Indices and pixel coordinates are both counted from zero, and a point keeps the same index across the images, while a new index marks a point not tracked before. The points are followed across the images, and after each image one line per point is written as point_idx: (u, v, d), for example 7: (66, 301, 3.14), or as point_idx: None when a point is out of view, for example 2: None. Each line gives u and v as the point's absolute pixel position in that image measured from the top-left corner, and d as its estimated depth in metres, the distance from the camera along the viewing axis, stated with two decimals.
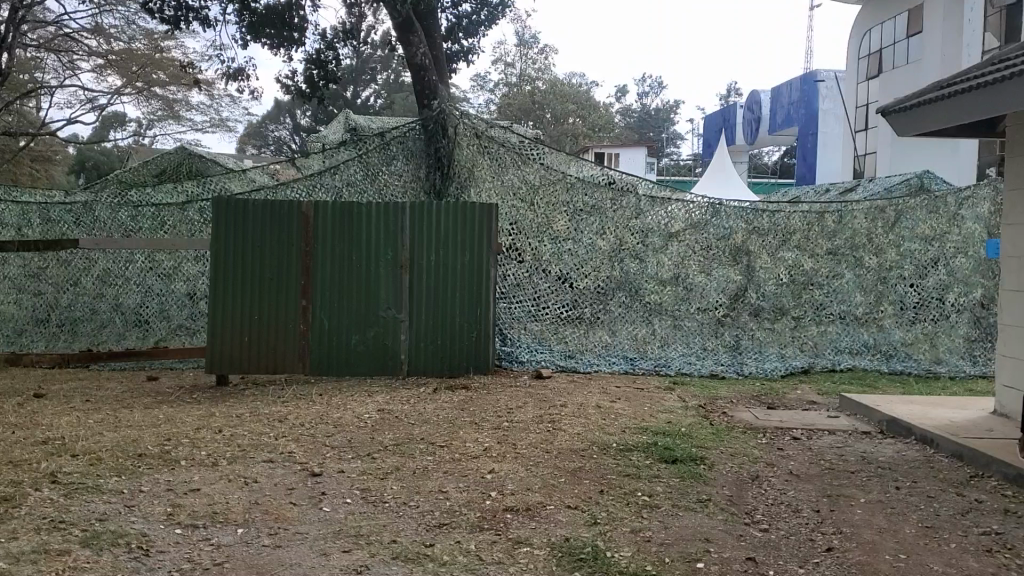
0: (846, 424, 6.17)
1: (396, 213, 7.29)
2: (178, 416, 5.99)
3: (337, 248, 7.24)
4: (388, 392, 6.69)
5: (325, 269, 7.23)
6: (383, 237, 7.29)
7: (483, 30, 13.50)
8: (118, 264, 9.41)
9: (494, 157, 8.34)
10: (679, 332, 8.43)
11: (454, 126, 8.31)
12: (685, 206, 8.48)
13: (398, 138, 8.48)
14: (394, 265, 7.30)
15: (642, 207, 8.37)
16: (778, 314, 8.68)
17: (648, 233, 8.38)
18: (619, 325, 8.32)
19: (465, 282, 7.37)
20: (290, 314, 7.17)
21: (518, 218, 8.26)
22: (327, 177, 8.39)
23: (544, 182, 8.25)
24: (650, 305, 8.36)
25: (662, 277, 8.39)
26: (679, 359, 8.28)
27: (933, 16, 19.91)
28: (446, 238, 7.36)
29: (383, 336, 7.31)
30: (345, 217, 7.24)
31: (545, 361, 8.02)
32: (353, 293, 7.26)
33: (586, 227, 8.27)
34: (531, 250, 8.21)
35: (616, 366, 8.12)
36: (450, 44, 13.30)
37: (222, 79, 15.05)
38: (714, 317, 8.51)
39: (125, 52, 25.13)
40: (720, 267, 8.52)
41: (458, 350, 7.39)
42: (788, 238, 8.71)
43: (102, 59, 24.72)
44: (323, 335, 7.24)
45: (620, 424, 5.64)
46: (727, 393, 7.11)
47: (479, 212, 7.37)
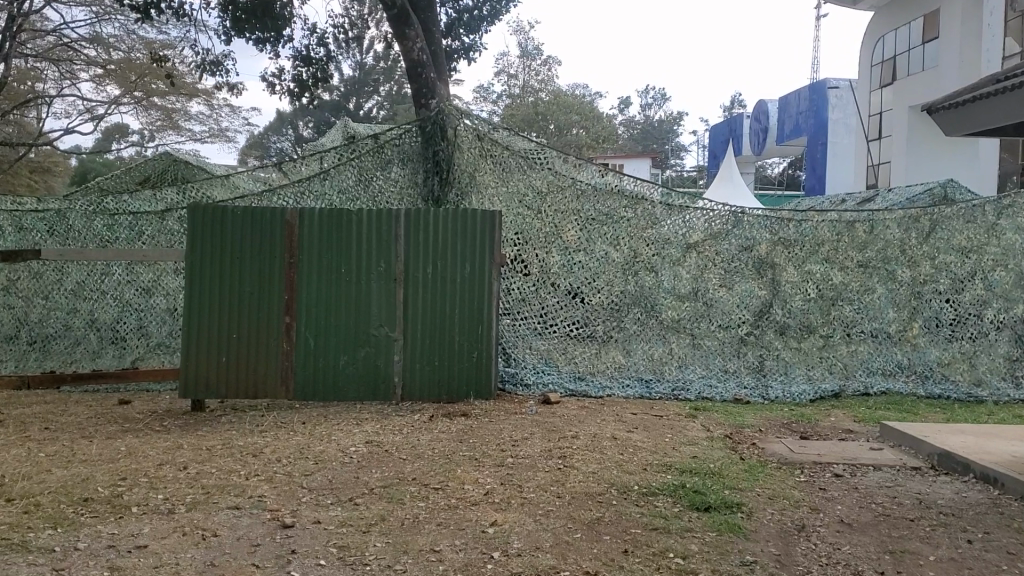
0: (892, 458, 5.50)
1: (390, 221, 6.64)
2: (141, 448, 5.32)
3: (325, 260, 6.59)
4: (380, 420, 6.04)
5: (312, 282, 6.58)
6: (375, 247, 6.64)
7: (485, 26, 12.88)
8: (93, 276, 8.76)
9: (497, 160, 7.61)
10: (698, 351, 7.78)
11: (453, 126, 7.60)
12: (705, 215, 7.84)
13: (393, 139, 7.80)
14: (388, 278, 6.64)
15: (659, 216, 7.73)
16: (804, 332, 8.02)
17: (666, 245, 7.73)
18: (633, 345, 7.66)
19: (465, 297, 6.70)
20: (272, 333, 6.51)
21: (525, 226, 7.56)
22: (316, 182, 7.75)
23: (553, 188, 7.59)
24: (668, 323, 7.71)
25: (680, 291, 7.73)
26: (699, 382, 7.64)
27: (951, 21, 19.24)
28: (445, 250, 6.70)
29: (375, 357, 6.64)
30: (334, 226, 6.60)
31: (554, 384, 7.32)
32: (342, 309, 6.60)
33: (599, 237, 7.63)
34: (539, 262, 7.53)
35: (631, 390, 7.45)
36: (449, 42, 12.72)
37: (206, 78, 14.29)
38: (736, 335, 7.87)
39: (125, 62, 24.60)
40: (742, 281, 7.89)
41: (457, 373, 6.70)
42: (816, 250, 8.07)
43: (101, 68, 24.17)
44: (308, 355, 6.57)
45: (640, 460, 4.97)
46: (754, 421, 6.45)
47: (480, 219, 6.71)
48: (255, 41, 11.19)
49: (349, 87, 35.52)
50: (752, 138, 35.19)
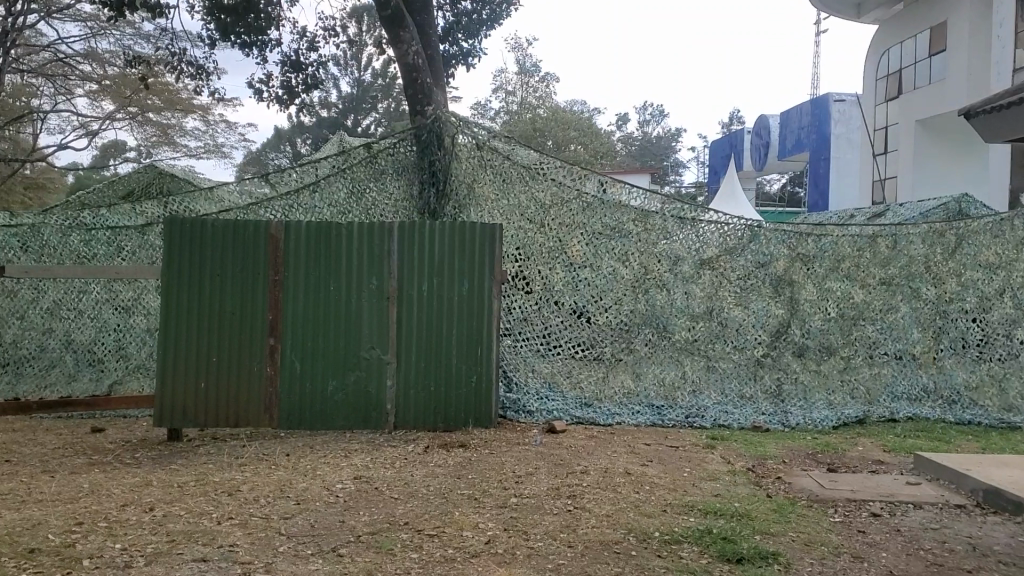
0: (931, 494, 5.00)
1: (382, 234, 6.16)
2: (106, 485, 4.82)
3: (312, 276, 6.11)
4: (371, 452, 5.55)
5: (298, 301, 6.10)
6: (366, 262, 6.15)
7: (485, 30, 12.45)
8: (70, 294, 8.26)
9: (498, 171, 7.14)
10: (713, 375, 7.29)
11: (450, 136, 7.13)
12: (718, 229, 7.35)
13: (388, 150, 7.33)
14: (380, 296, 6.15)
15: (670, 229, 7.25)
16: (824, 354, 7.54)
17: (677, 261, 7.26)
18: (643, 368, 7.17)
19: (464, 316, 6.20)
20: (255, 356, 6.04)
21: (527, 241, 7.08)
22: (304, 195, 7.28)
23: (557, 200, 7.11)
24: (680, 344, 7.23)
25: (693, 311, 7.25)
26: (714, 407, 7.16)
27: (958, 33, 18.81)
28: (442, 265, 6.20)
29: (366, 382, 6.14)
30: (322, 240, 6.12)
31: (559, 411, 6.83)
32: (331, 330, 6.11)
33: (606, 253, 7.15)
34: (542, 279, 7.05)
35: (641, 417, 6.96)
36: (446, 47, 12.29)
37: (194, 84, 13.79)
38: (752, 358, 7.38)
39: (120, 77, 24.16)
40: (759, 299, 7.40)
41: (455, 399, 6.20)
42: (836, 266, 7.60)
43: (96, 84, 23.81)
44: (293, 380, 6.09)
45: (658, 499, 4.47)
46: (776, 452, 5.95)
47: (480, 232, 6.23)
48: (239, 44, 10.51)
49: (347, 104, 35.17)
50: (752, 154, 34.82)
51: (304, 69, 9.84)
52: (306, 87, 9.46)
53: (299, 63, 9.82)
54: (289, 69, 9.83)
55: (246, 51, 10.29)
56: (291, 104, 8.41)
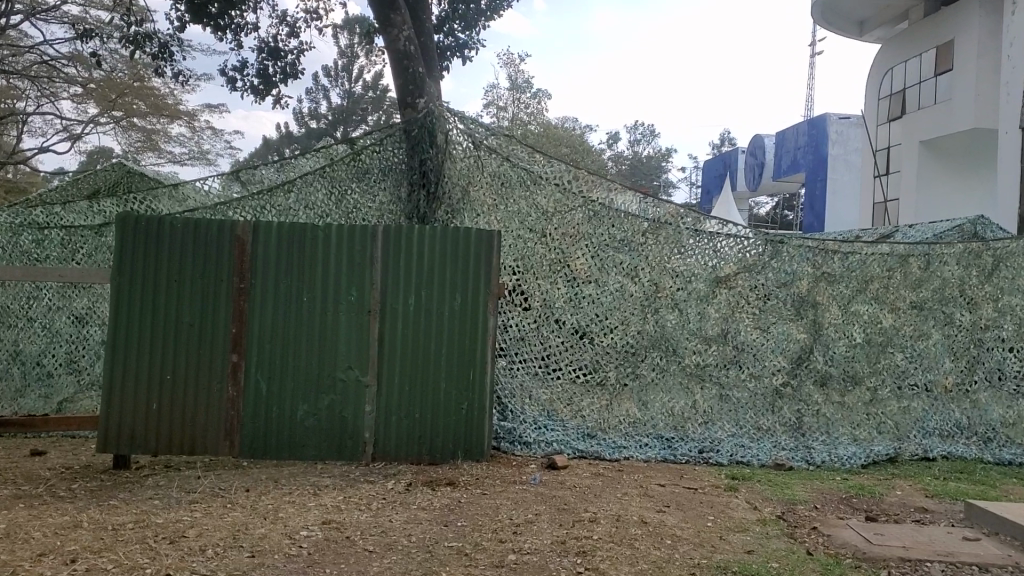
0: (995, 552, 4.32)
1: (364, 239, 5.41)
2: (26, 526, 4.05)
3: (282, 285, 5.38)
4: (344, 489, 4.80)
5: (267, 313, 5.37)
6: (346, 270, 5.40)
7: (485, 20, 11.78)
8: (19, 301, 7.49)
9: (495, 173, 6.42)
10: (727, 405, 6.59)
11: (443, 132, 6.42)
12: (737, 243, 6.63)
13: (374, 147, 6.58)
14: (360, 309, 5.40)
15: (686, 243, 6.52)
16: (849, 384, 6.85)
17: (693, 278, 6.52)
18: (650, 396, 6.44)
19: (455, 334, 5.46)
20: (215, 375, 5.33)
21: (526, 252, 6.36)
22: (280, 195, 6.56)
23: (561, 207, 6.39)
24: (692, 370, 6.51)
25: (707, 334, 6.53)
26: (730, 441, 6.46)
27: (965, 52, 18.12)
28: (431, 275, 5.45)
29: (342, 406, 5.39)
30: (296, 243, 5.38)
31: (559, 443, 6.10)
32: (303, 347, 5.38)
33: (613, 267, 6.41)
34: (542, 294, 6.31)
35: (651, 451, 6.26)
36: (440, 38, 11.65)
37: (171, 75, 13.03)
38: (771, 387, 6.67)
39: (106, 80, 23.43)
40: (780, 322, 6.70)
41: (442, 428, 5.44)
42: (864, 288, 6.91)
43: (81, 87, 23.11)
44: (258, 403, 5.36)
45: (684, 558, 3.76)
46: (807, 496, 5.25)
47: (476, 239, 5.49)
48: (213, 29, 9.79)
49: (337, 115, 34.58)
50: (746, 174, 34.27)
51: (283, 57, 9.14)
52: (284, 76, 8.75)
53: (278, 51, 9.12)
54: (267, 56, 9.12)
55: (221, 37, 9.56)
56: (267, 95, 7.71)
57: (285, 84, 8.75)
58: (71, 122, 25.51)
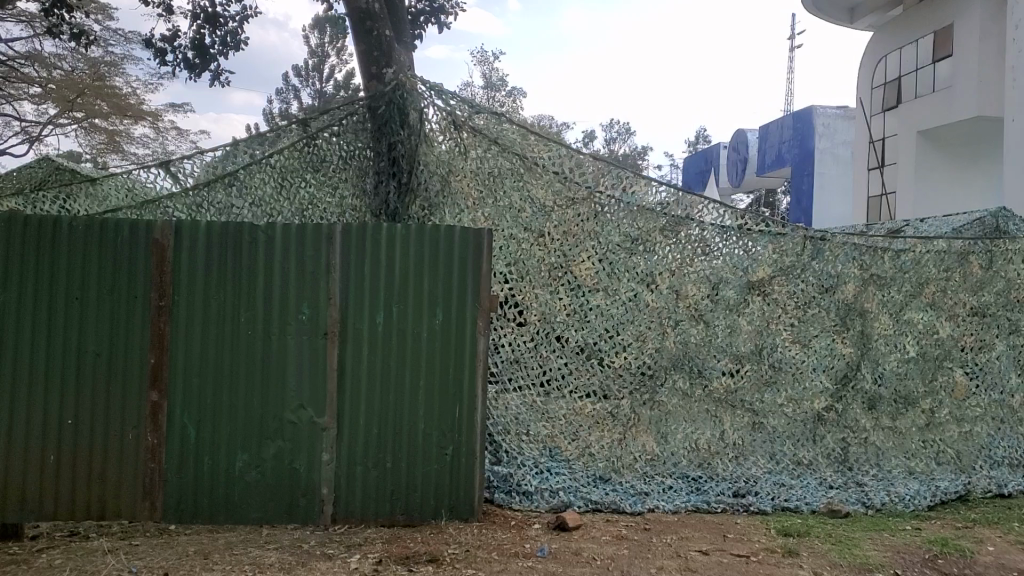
0: None
1: (318, 241, 4.25)
2: None
3: (213, 302, 4.21)
4: (294, 572, 3.65)
5: (194, 338, 4.21)
6: (294, 282, 4.23)
7: None
8: None
9: (483, 159, 5.19)
10: (761, 435, 5.50)
11: (417, 109, 5.11)
12: (771, 242, 5.52)
13: (333, 132, 5.30)
14: (313, 330, 4.24)
15: (711, 241, 5.39)
16: (902, 406, 5.83)
17: (721, 284, 5.40)
18: (671, 428, 5.31)
19: (435, 361, 4.30)
20: (129, 418, 4.19)
21: (521, 255, 5.14)
22: (217, 189, 5.34)
23: (565, 200, 5.19)
24: (721, 395, 5.41)
25: (739, 351, 5.43)
26: (767, 480, 5.38)
27: (966, 37, 17.02)
28: (403, 286, 4.29)
29: (292, 455, 4.24)
30: (231, 248, 4.23)
31: (568, 493, 4.89)
32: (241, 380, 4.22)
33: (624, 272, 5.23)
34: (540, 307, 5.11)
35: (680, 497, 5.06)
36: (411, 3, 10.53)
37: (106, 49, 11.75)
38: (813, 412, 5.61)
39: (68, 79, 22.09)
40: (823, 334, 5.65)
41: (421, 480, 4.30)
42: (920, 291, 5.90)
43: (39, 87, 21.62)
44: (186, 453, 4.22)
45: None
46: (883, 558, 4.17)
47: (461, 239, 4.33)
48: None
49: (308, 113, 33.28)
50: (727, 169, 33.33)
51: (222, 25, 7.99)
52: (224, 48, 7.57)
53: (217, 17, 7.96)
54: (204, 23, 7.97)
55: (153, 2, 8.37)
56: (201, 70, 6.62)
57: (224, 55, 7.61)
58: (27, 125, 23.92)
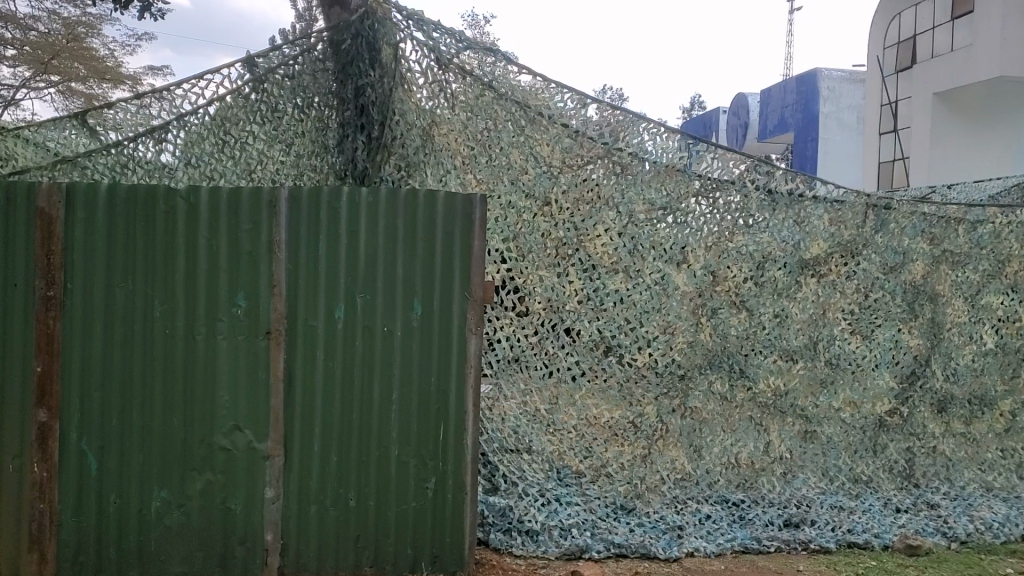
0: None
1: (257, 210, 3.20)
2: None
3: (118, 291, 3.18)
4: None
5: (95, 341, 3.19)
6: (225, 263, 3.19)
7: None
8: None
9: (474, 107, 4.15)
10: (812, 446, 4.56)
11: (391, 44, 3.98)
12: (827, 211, 4.51)
13: (286, 73, 4.17)
14: (251, 328, 3.21)
15: (755, 210, 4.37)
16: (977, 408, 4.91)
17: (768, 263, 4.39)
18: (706, 440, 4.33)
19: (411, 367, 3.29)
20: (10, 445, 3.18)
21: (522, 229, 4.11)
22: (146, 143, 4.33)
23: (577, 158, 4.17)
24: (767, 399, 4.44)
25: (788, 346, 4.46)
26: (823, 503, 4.41)
27: None
28: (370, 270, 3.25)
29: (225, 491, 3.23)
30: (141, 220, 3.18)
31: (583, 536, 3.86)
32: (157, 395, 3.21)
33: (650, 249, 4.19)
34: (545, 293, 4.07)
35: (729, 538, 4.01)
36: None
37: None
38: (874, 418, 4.67)
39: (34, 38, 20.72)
40: (887, 325, 4.68)
41: (394, 521, 3.30)
42: (1000, 271, 4.92)
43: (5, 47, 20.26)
44: (87, 489, 3.22)
45: None
46: None
47: (445, 207, 3.27)
48: None
49: None
50: (725, 135, 32.24)
51: None
52: None
53: None
54: None
55: None
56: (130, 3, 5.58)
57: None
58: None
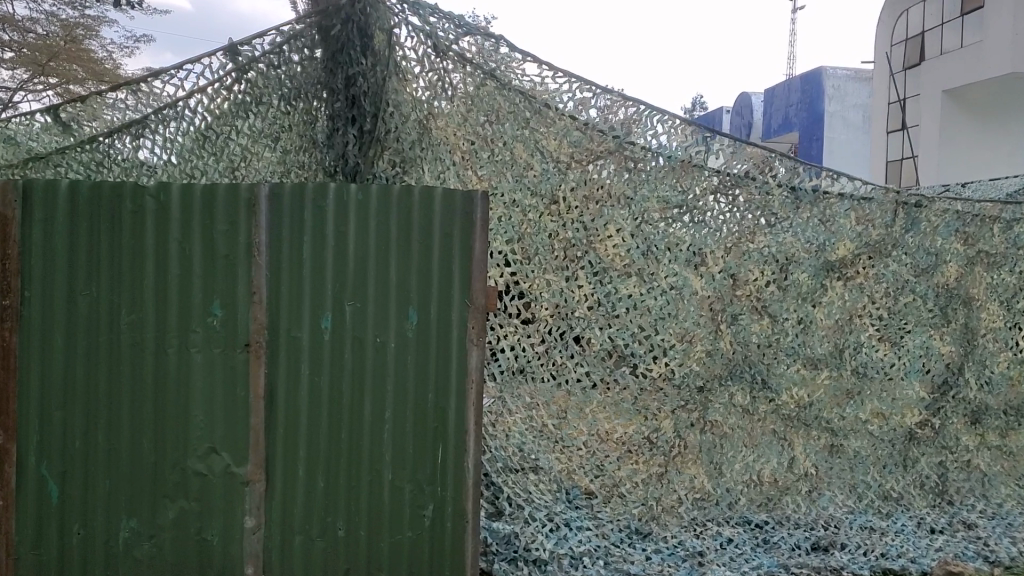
0: None
1: (234, 210, 2.88)
2: None
3: (81, 300, 2.87)
4: None
5: (55, 355, 2.88)
6: (199, 269, 2.88)
7: None
8: None
9: (474, 98, 3.83)
10: (839, 462, 4.25)
11: (385, 30, 3.63)
12: (855, 209, 4.18)
13: (270, 62, 3.82)
14: (227, 341, 2.89)
15: (777, 208, 4.05)
16: (1014, 419, 4.65)
17: (792, 265, 4.07)
18: (727, 457, 4.02)
19: (406, 383, 2.98)
20: None
21: (527, 229, 3.80)
22: (123, 139, 4.02)
23: (586, 153, 3.83)
24: (791, 412, 4.13)
25: (814, 355, 4.15)
26: (852, 523, 4.11)
27: None
28: (360, 275, 2.93)
29: (200, 522, 2.92)
30: (106, 222, 2.87)
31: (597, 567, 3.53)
32: (125, 415, 2.91)
33: (665, 251, 3.85)
34: (552, 299, 3.75)
35: (755, 565, 3.68)
36: None
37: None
38: (904, 431, 4.36)
39: None
40: (918, 331, 4.37)
41: (387, 552, 3.00)
42: None
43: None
44: (49, 519, 2.92)
45: None
46: None
47: (443, 206, 2.96)
48: None
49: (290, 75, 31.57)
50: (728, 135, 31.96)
51: None
52: None
53: None
54: None
55: None
56: None
57: None
58: None
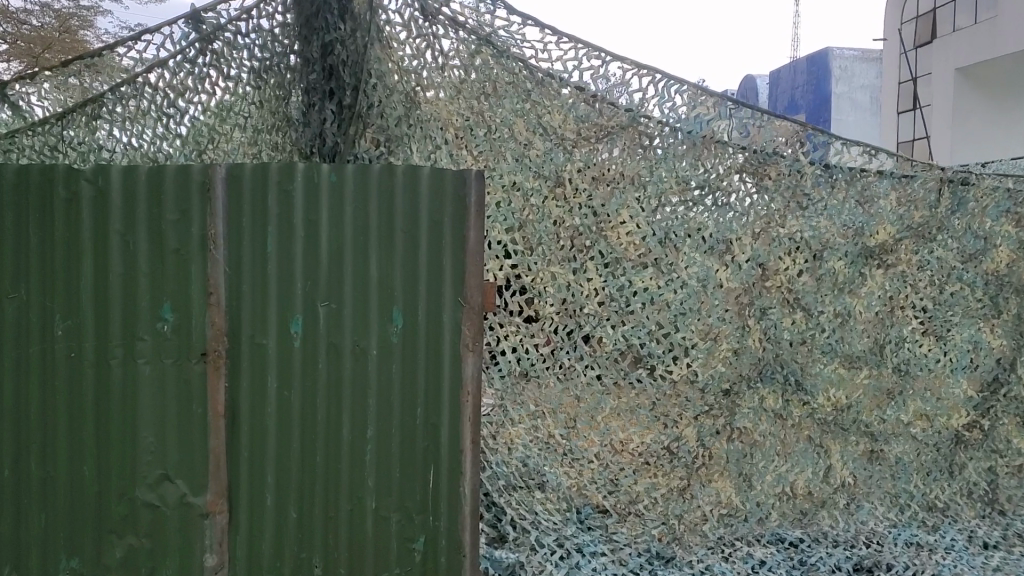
0: None
1: (185, 197, 2.45)
2: None
3: (9, 303, 2.47)
4: None
5: None
6: (145, 265, 2.45)
7: None
8: None
9: (467, 67, 3.40)
10: (879, 470, 3.83)
11: None
12: (894, 188, 3.75)
13: (238, 30, 3.38)
14: (179, 350, 2.46)
15: (808, 190, 3.60)
16: None
17: (826, 253, 3.64)
18: (757, 466, 3.60)
19: (390, 397, 2.55)
20: None
21: (530, 216, 3.34)
22: (78, 121, 3.61)
23: (594, 129, 3.38)
24: (827, 416, 3.71)
25: (851, 352, 3.71)
26: (895, 539, 3.70)
27: None
28: (335, 272, 2.50)
29: (151, 561, 2.50)
30: (37, 212, 2.46)
31: None
32: (62, 437, 2.49)
33: (686, 238, 3.41)
34: (558, 294, 3.32)
35: None
36: None
37: None
38: (951, 434, 3.94)
39: None
40: (965, 323, 3.96)
41: None
42: None
43: None
44: None
45: None
46: None
47: (432, 191, 2.53)
48: None
49: None
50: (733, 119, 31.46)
51: None
52: None
53: None
54: None
55: None
56: None
57: None
58: None
